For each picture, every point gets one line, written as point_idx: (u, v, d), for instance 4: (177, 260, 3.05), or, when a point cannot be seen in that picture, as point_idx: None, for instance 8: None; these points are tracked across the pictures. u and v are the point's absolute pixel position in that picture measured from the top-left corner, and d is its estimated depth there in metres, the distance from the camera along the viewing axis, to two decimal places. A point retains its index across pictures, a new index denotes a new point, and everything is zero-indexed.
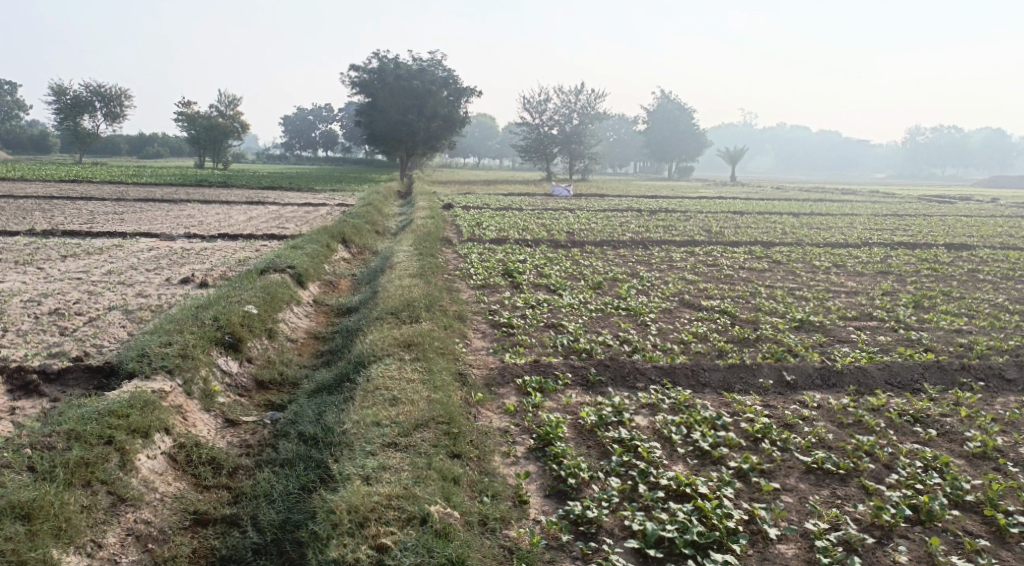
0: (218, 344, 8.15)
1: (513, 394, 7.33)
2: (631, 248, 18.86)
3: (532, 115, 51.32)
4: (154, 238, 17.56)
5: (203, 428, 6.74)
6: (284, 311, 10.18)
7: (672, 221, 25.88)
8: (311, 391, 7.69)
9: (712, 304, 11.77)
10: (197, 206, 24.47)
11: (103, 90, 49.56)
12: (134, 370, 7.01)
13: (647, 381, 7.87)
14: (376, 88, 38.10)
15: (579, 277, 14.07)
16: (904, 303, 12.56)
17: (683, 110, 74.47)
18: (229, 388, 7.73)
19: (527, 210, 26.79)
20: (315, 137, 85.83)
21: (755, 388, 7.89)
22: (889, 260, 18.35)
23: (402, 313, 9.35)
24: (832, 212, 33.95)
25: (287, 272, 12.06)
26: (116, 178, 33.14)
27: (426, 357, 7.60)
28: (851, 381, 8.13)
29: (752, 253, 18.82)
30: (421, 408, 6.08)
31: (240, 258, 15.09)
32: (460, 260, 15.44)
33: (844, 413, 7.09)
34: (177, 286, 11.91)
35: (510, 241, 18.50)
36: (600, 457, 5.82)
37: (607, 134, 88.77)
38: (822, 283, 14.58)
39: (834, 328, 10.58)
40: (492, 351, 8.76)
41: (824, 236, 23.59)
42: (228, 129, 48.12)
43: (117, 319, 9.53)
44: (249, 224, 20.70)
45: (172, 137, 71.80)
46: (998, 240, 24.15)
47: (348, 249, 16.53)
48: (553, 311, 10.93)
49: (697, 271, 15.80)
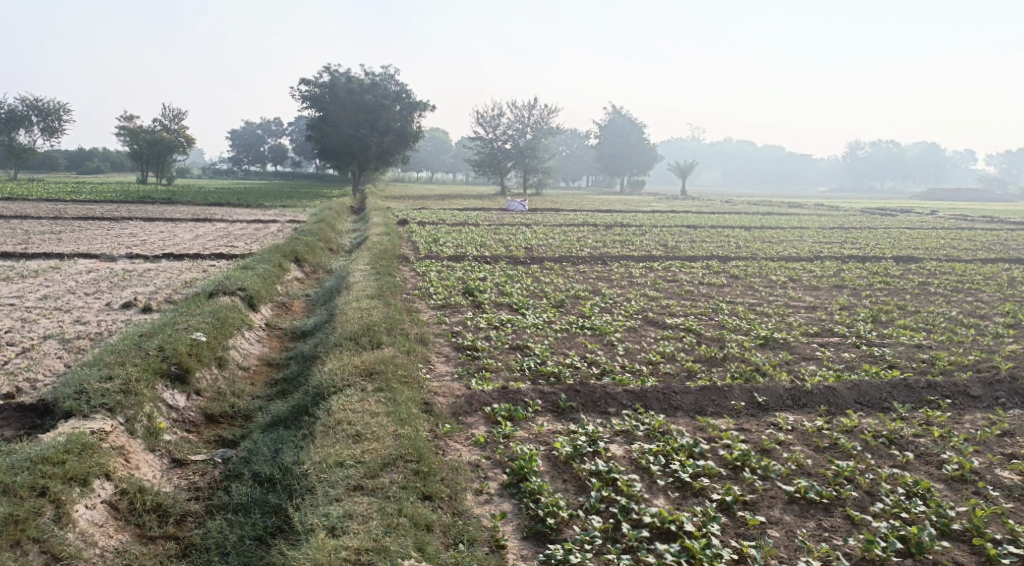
0: (162, 377, 7.67)
1: (481, 423, 7.02)
2: (590, 264, 18.72)
3: (485, 130, 51.27)
4: (95, 258, 16.82)
5: (147, 471, 6.30)
6: (235, 337, 9.71)
7: (628, 236, 25.89)
8: (265, 425, 7.27)
9: (677, 322, 11.62)
10: (141, 224, 23.62)
11: (40, 104, 47.85)
12: (71, 409, 6.53)
13: (618, 407, 7.61)
14: (328, 103, 37.51)
15: (540, 295, 13.82)
16: (863, 317, 12.59)
17: (635, 124, 74.92)
18: (175, 424, 7.27)
19: (483, 225, 26.51)
20: (264, 151, 84.40)
21: (727, 411, 7.68)
22: (843, 274, 18.52)
23: (362, 339, 8.95)
24: (782, 225, 34.48)
25: (237, 294, 11.55)
26: (54, 195, 31.91)
27: (389, 386, 7.23)
28: (821, 401, 7.96)
29: (710, 268, 18.83)
30: (387, 445, 5.73)
31: (187, 279, 14.50)
32: (419, 278, 15.07)
33: (819, 436, 6.91)
34: (119, 311, 11.32)
35: (468, 258, 18.18)
36: (578, 492, 5.55)
37: (559, 149, 89.20)
38: (781, 298, 14.57)
39: (799, 345, 10.49)
40: (456, 376, 8.41)
41: (778, 249, 23.82)
42: (173, 144, 46.84)
43: (54, 350, 8.97)
44: (196, 243, 20.01)
45: (114, 152, 69.80)
46: (944, 252, 24.68)
47: (302, 269, 16.03)
48: (517, 332, 10.64)
49: (657, 287, 15.69)
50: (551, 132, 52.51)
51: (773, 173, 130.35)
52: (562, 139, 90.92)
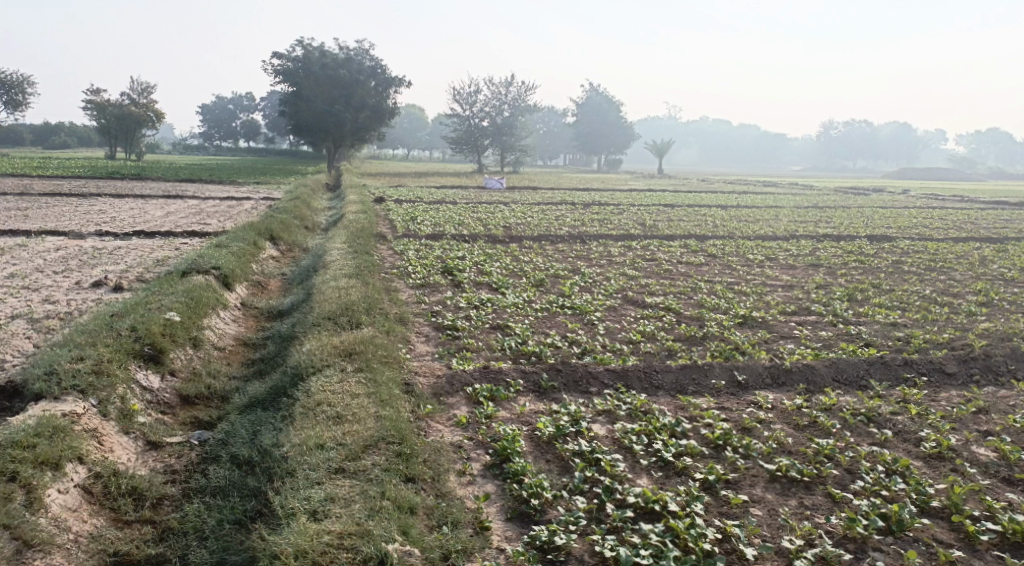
0: (135, 358, 7.51)
1: (463, 404, 6.97)
2: (568, 243, 18.66)
3: (462, 107, 50.86)
4: (63, 236, 16.44)
5: (121, 453, 6.18)
6: (210, 316, 9.54)
7: (606, 214, 25.88)
8: (243, 406, 7.16)
9: (656, 301, 11.61)
10: (111, 201, 23.13)
11: (3, 76, 46.52)
12: (41, 391, 6.36)
13: (600, 386, 7.59)
14: (301, 77, 36.90)
15: (519, 274, 13.75)
16: (840, 296, 12.67)
17: (612, 102, 74.66)
18: (150, 405, 7.13)
19: (461, 203, 26.32)
20: (236, 127, 83.08)
21: (708, 390, 7.69)
22: (819, 253, 18.65)
23: (340, 318, 8.84)
24: (758, 204, 34.66)
25: (211, 273, 11.35)
26: (20, 170, 31.14)
27: (369, 366, 7.14)
28: (800, 379, 7.99)
29: (688, 247, 18.88)
30: (369, 426, 5.65)
31: (159, 257, 14.23)
32: (397, 257, 14.93)
33: (799, 414, 6.93)
34: (90, 290, 11.07)
35: (446, 236, 18.03)
36: (561, 473, 5.52)
37: (536, 126, 88.78)
38: (758, 277, 14.64)
39: (777, 324, 10.53)
40: (436, 357, 8.34)
41: (755, 228, 23.92)
42: (142, 119, 45.86)
43: (22, 330, 8.75)
44: (169, 220, 19.63)
45: (81, 127, 68.28)
46: (917, 231, 24.94)
47: (277, 247, 15.80)
48: (497, 311, 10.57)
49: (636, 266, 15.67)
50: (528, 109, 52.24)
51: (749, 152, 130.89)
52: (539, 117, 90.43)
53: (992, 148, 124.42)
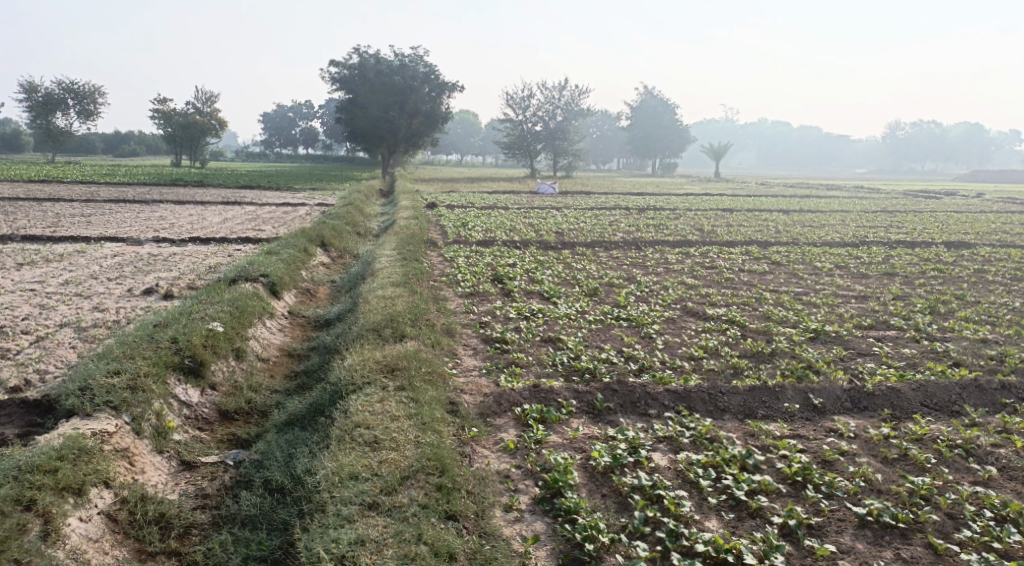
0: (174, 371, 7.22)
1: (511, 426, 6.48)
2: (624, 250, 18.04)
3: (515, 111, 50.55)
4: (120, 242, 16.54)
5: (153, 474, 5.88)
6: (255, 326, 9.25)
7: (662, 219, 25.16)
8: (281, 423, 6.79)
9: (718, 312, 10.96)
10: (170, 207, 23.37)
11: (75, 87, 47.95)
12: (73, 408, 6.09)
13: (660, 408, 7.02)
14: (357, 84, 37.03)
15: (573, 283, 13.22)
16: (919, 308, 11.82)
17: (667, 105, 73.40)
18: (187, 422, 6.83)
19: (513, 209, 25.91)
20: (295, 134, 84.40)
21: (779, 414, 7.07)
22: (892, 260, 17.64)
23: (384, 330, 8.45)
24: (821, 208, 33.45)
25: (259, 281, 11.10)
26: (87, 178, 31.90)
27: (412, 384, 6.71)
28: (884, 404, 7.33)
29: (749, 254, 18.08)
30: (407, 455, 5.26)
31: (211, 264, 14.14)
32: (447, 264, 14.56)
33: (885, 446, 6.28)
34: (139, 298, 10.93)
35: (499, 242, 17.63)
36: (618, 511, 5.01)
37: (589, 130, 88.03)
38: (828, 287, 13.83)
39: (853, 340, 9.80)
40: (484, 372, 7.88)
41: (819, 234, 22.91)
42: (205, 127, 46.74)
43: (68, 339, 8.58)
44: (224, 226, 19.68)
45: (148, 135, 70.20)
46: (995, 237, 23.57)
47: (327, 253, 15.60)
48: (549, 322, 10.07)
49: (695, 274, 14.98)
50: (582, 114, 51.54)
51: (809, 154, 127.67)
52: (593, 121, 89.50)
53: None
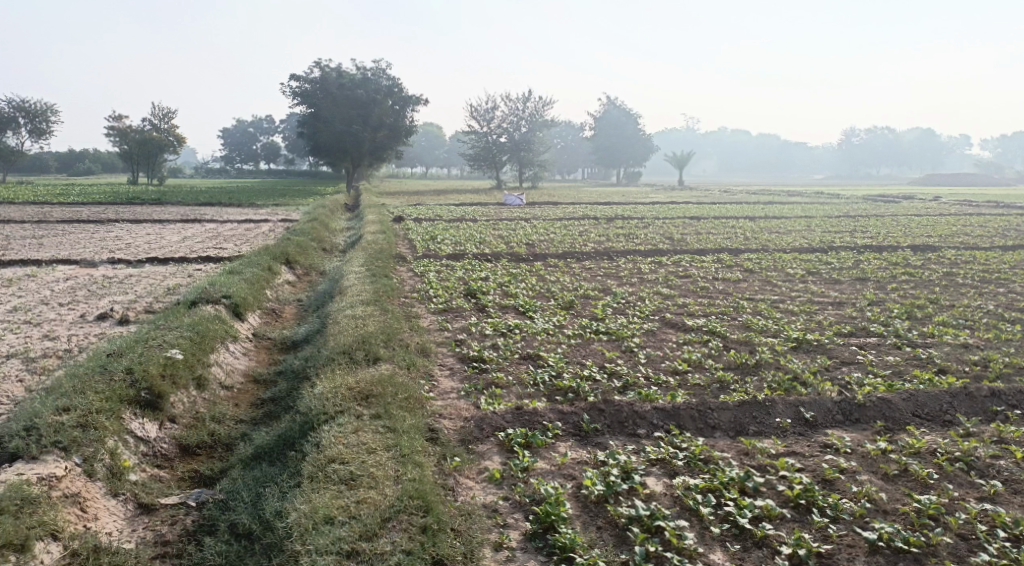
0: (129, 404, 6.73)
1: (495, 453, 6.13)
2: (596, 261, 17.78)
3: (480, 123, 50.36)
4: (74, 264, 15.85)
5: (107, 521, 5.43)
6: (217, 351, 8.76)
7: (631, 229, 25.05)
8: (248, 457, 6.35)
9: (698, 323, 10.71)
10: (127, 227, 22.60)
11: (26, 105, 46.56)
12: (17, 450, 5.60)
13: (649, 428, 6.71)
14: (319, 98, 36.47)
15: (547, 296, 12.90)
16: (897, 314, 11.71)
17: (629, 115, 73.88)
18: (144, 459, 6.35)
19: (481, 221, 25.56)
20: (256, 149, 83.11)
21: (772, 430, 6.81)
22: (863, 265, 17.65)
23: (356, 353, 8.05)
24: (786, 214, 33.68)
25: (221, 303, 10.60)
26: (41, 198, 30.83)
27: (388, 412, 6.32)
28: (876, 416, 7.12)
29: (721, 261, 17.97)
30: (386, 493, 4.90)
31: (170, 285, 13.56)
32: (417, 279, 14.16)
33: (885, 461, 6.05)
34: (94, 324, 10.35)
35: (469, 256, 17.28)
36: (617, 546, 4.73)
37: (553, 141, 88.23)
38: (803, 294, 13.71)
39: (836, 348, 9.61)
40: (462, 395, 7.51)
41: (788, 240, 22.94)
42: (163, 143, 45.64)
43: (15, 371, 8.02)
44: (184, 246, 19.02)
45: (105, 153, 68.62)
46: (959, 240, 23.81)
47: (292, 271, 15.10)
48: (527, 338, 9.72)
49: (670, 284, 14.76)
50: (546, 124, 51.50)
51: (769, 161, 129.50)
52: (556, 131, 89.73)
53: (1016, 152, 122.66)
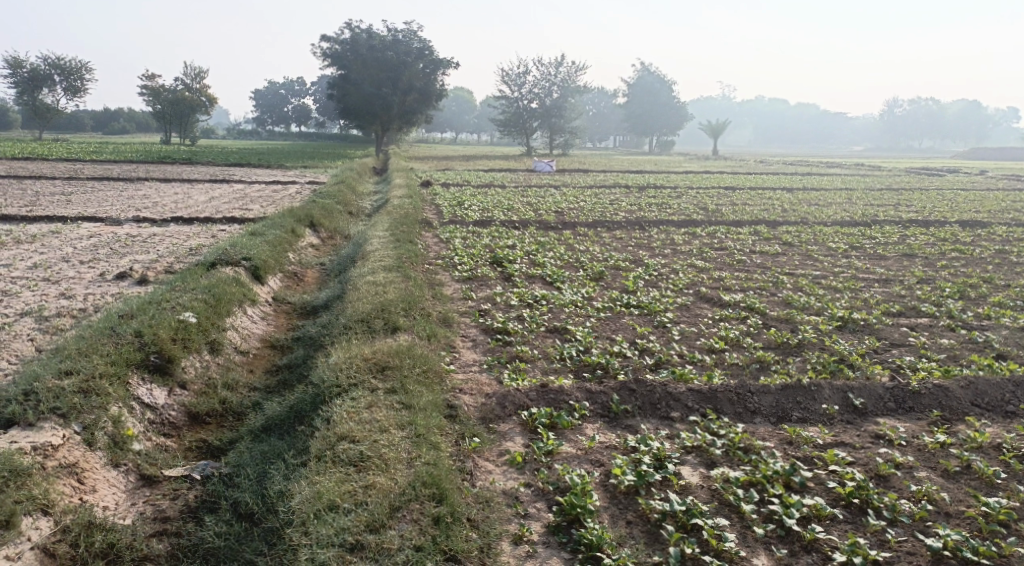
0: (137, 369, 6.41)
1: (520, 432, 5.74)
2: (627, 230, 17.21)
3: (511, 88, 49.55)
4: (98, 222, 15.65)
5: (106, 492, 5.13)
6: (233, 315, 8.42)
7: (664, 198, 24.40)
8: (257, 429, 6.00)
9: (735, 298, 10.17)
10: (155, 186, 22.41)
11: (62, 63, 46.53)
12: (13, 416, 5.29)
13: (684, 411, 6.25)
14: (349, 60, 35.94)
15: (576, 266, 12.42)
16: (948, 293, 11.06)
17: (663, 82, 72.31)
18: (150, 427, 6.02)
19: (510, 187, 25.02)
20: (287, 111, 82.70)
21: (817, 417, 6.32)
22: (908, 241, 16.87)
23: (375, 322, 7.65)
24: (824, 186, 32.74)
25: (241, 265, 10.26)
26: (73, 155, 30.82)
27: (404, 387, 5.91)
28: (931, 404, 6.59)
29: (758, 234, 17.33)
30: (398, 478, 4.52)
31: (192, 246, 13.27)
32: (442, 245, 13.75)
33: (945, 456, 5.54)
34: (112, 283, 10.06)
35: (497, 222, 16.80)
36: (649, 544, 4.34)
37: (585, 108, 86.92)
38: (847, 270, 13.08)
39: (883, 329, 9.04)
40: (485, 369, 7.14)
41: (827, 213, 22.13)
42: (195, 104, 45.49)
43: (26, 330, 7.74)
44: (210, 206, 18.75)
45: (139, 112, 68.93)
46: (1008, 216, 22.78)
47: (317, 234, 14.74)
48: (555, 310, 9.28)
49: (705, 256, 14.17)
50: (578, 90, 50.52)
51: (806, 132, 126.60)
52: (589, 98, 88.43)
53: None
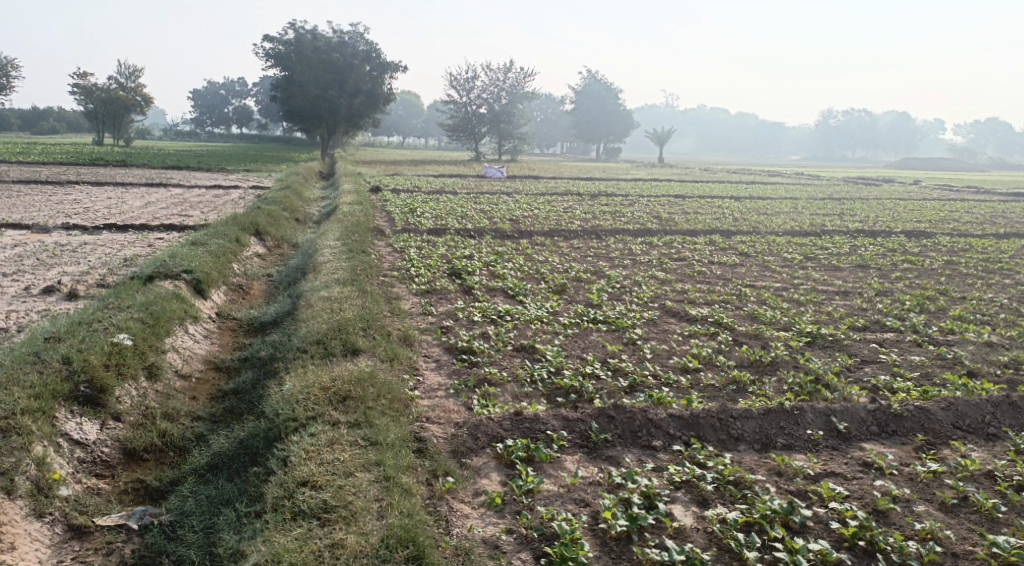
0: (64, 402, 5.77)
1: (496, 468, 5.32)
2: (583, 239, 16.93)
3: (459, 93, 49.06)
4: (24, 229, 14.64)
5: (27, 549, 4.54)
6: (174, 335, 7.77)
7: (617, 206, 24.25)
8: (203, 467, 5.46)
9: (702, 312, 9.90)
10: (87, 190, 21.25)
11: None
12: None
13: (666, 439, 5.90)
14: (293, 61, 34.99)
15: (536, 277, 12.04)
16: (909, 306, 11.00)
17: (610, 90, 72.83)
18: (80, 468, 5.41)
19: (461, 194, 24.56)
20: (228, 112, 80.68)
21: (803, 444, 6.03)
22: (861, 251, 16.97)
23: (331, 343, 7.12)
24: (770, 195, 33.12)
25: (181, 279, 9.57)
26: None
27: (368, 419, 5.43)
28: (914, 428, 6.38)
29: (714, 243, 17.24)
30: (369, 533, 4.16)
31: (128, 256, 12.44)
32: (396, 255, 13.21)
33: (939, 487, 5.30)
34: (38, 298, 9.25)
35: (451, 231, 16.31)
36: None
37: (532, 114, 86.90)
38: (807, 281, 13.00)
39: (853, 345, 8.87)
40: (451, 394, 6.67)
41: (778, 222, 22.25)
42: (130, 103, 43.72)
43: None
44: (146, 212, 17.81)
45: (70, 111, 66.23)
46: (950, 226, 23.26)
47: (263, 243, 14.04)
48: (520, 327, 8.87)
49: (664, 267, 13.94)
50: (527, 96, 50.30)
51: (747, 140, 129.31)
52: (536, 104, 88.53)
53: (989, 137, 123.86)
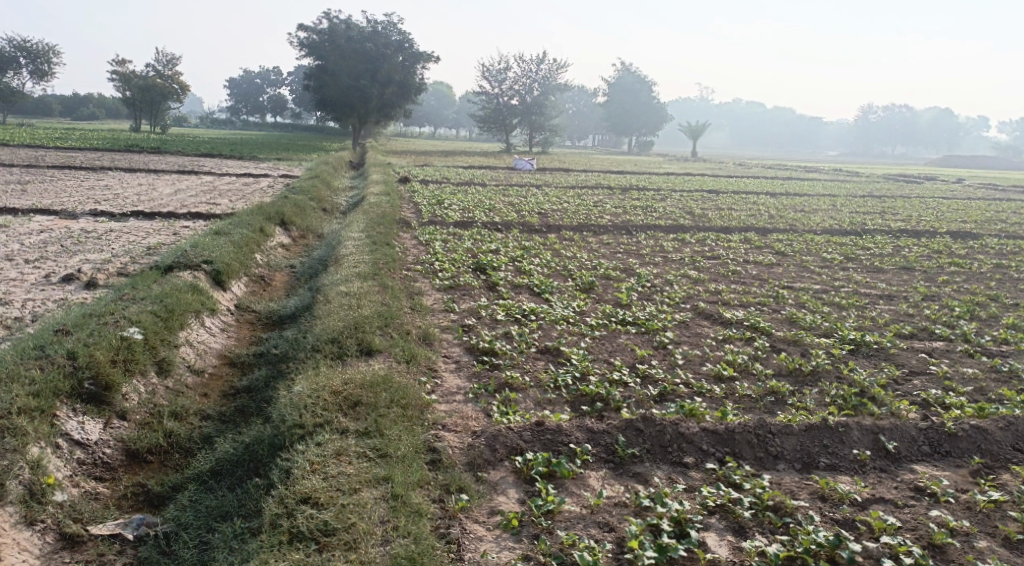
0: (67, 399, 5.52)
1: (516, 483, 4.95)
2: (613, 235, 16.47)
3: (491, 84, 48.65)
4: (52, 215, 14.56)
5: (15, 560, 4.28)
6: (188, 328, 7.49)
7: (649, 201, 23.72)
8: (206, 473, 5.17)
9: (738, 315, 9.41)
10: (118, 176, 21.24)
11: (28, 45, 44.68)
12: None
13: (698, 456, 5.47)
14: (326, 51, 34.79)
15: (564, 274, 11.64)
16: (958, 313, 10.40)
17: (643, 82, 71.45)
18: (79, 470, 5.15)
19: (490, 186, 24.24)
20: (263, 101, 81.14)
21: (847, 464, 5.58)
22: (904, 253, 16.28)
23: (347, 343, 6.81)
24: (807, 191, 32.30)
25: (200, 269, 9.31)
26: (35, 140, 29.46)
27: (380, 428, 5.11)
28: (970, 449, 5.88)
29: (749, 241, 16.68)
30: (371, 561, 3.97)
31: (151, 245, 12.25)
32: (421, 249, 12.89)
33: (1002, 519, 4.84)
34: (56, 286, 9.05)
35: (478, 224, 15.96)
36: None
37: (564, 106, 86.25)
38: (848, 283, 12.43)
39: (900, 354, 8.34)
40: (470, 399, 6.30)
41: (815, 220, 21.57)
42: (166, 91, 43.92)
43: None
44: (174, 199, 17.67)
45: (109, 99, 67.05)
46: (996, 227, 22.38)
47: (287, 233, 13.80)
48: (546, 327, 8.47)
49: (697, 266, 13.44)
50: (559, 88, 49.74)
51: (783, 135, 127.28)
52: (568, 96, 87.73)
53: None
